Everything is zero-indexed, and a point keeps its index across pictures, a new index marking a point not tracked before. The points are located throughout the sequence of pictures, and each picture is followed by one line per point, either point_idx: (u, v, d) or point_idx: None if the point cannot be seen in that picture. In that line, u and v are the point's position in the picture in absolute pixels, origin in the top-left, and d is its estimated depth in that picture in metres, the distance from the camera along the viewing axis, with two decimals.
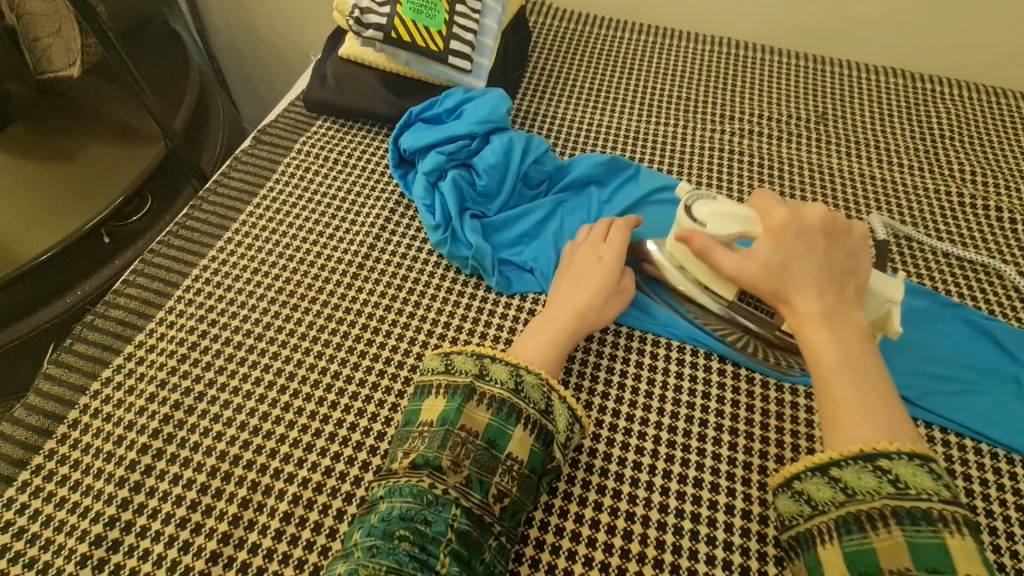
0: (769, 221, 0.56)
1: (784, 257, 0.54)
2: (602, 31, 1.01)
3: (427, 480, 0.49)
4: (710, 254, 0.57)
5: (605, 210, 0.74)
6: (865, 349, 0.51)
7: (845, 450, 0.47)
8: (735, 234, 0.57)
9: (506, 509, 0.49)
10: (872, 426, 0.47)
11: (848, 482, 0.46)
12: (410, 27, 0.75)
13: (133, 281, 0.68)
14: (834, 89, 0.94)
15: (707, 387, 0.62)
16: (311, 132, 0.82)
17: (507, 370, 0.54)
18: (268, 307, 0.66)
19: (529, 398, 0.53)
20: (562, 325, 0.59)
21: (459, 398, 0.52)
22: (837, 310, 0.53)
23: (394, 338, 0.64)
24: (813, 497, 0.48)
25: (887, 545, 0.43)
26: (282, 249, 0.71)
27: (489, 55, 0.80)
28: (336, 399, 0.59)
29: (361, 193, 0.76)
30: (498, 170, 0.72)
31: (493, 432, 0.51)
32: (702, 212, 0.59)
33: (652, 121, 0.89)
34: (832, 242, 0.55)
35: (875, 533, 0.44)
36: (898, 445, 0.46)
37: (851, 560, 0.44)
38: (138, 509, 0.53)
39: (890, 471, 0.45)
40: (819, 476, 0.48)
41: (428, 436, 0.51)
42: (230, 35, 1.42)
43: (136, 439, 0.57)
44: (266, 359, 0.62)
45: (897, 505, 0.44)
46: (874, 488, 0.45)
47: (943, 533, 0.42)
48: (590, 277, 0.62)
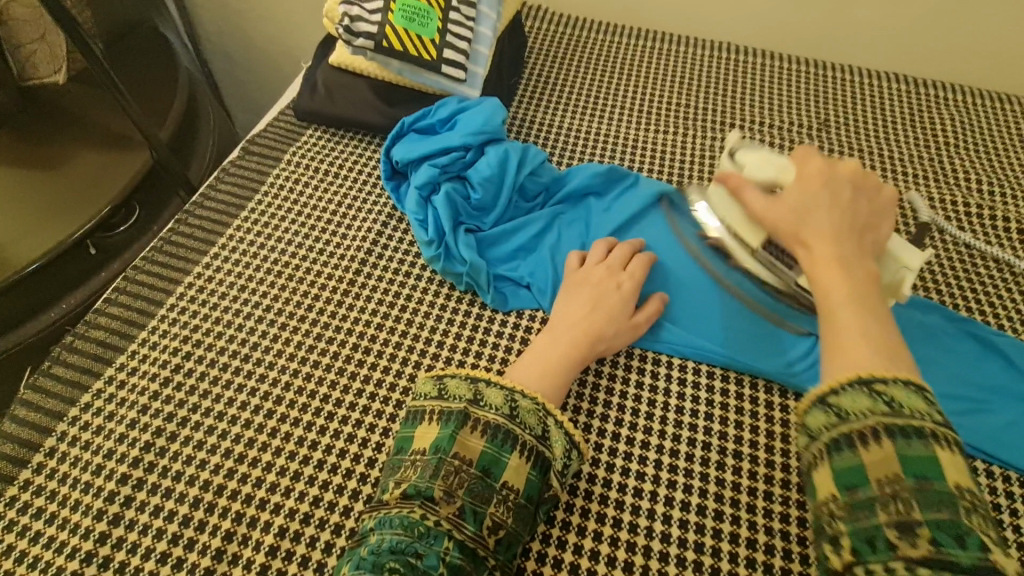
0: (801, 173, 0.57)
1: (808, 200, 0.55)
2: (600, 36, 0.99)
3: (419, 511, 0.46)
4: (744, 191, 0.59)
5: (603, 223, 0.72)
6: (874, 291, 0.49)
7: (844, 377, 0.43)
8: (770, 179, 0.60)
9: (501, 541, 0.47)
10: (877, 357, 0.44)
11: (841, 406, 0.43)
12: (402, 36, 0.73)
13: (115, 299, 0.66)
14: (836, 95, 0.93)
15: (709, 408, 0.60)
16: (301, 142, 0.80)
17: (502, 395, 0.52)
18: (255, 326, 0.64)
19: (525, 424, 0.51)
20: (568, 350, 0.57)
21: (451, 424, 0.50)
22: (854, 254, 0.52)
23: (386, 358, 0.62)
24: (807, 424, 0.45)
25: (877, 458, 0.40)
26: (270, 264, 0.69)
27: (483, 63, 0.78)
28: (326, 424, 0.57)
29: (352, 206, 0.74)
30: (493, 182, 0.69)
31: (488, 459, 0.49)
32: (745, 158, 0.64)
33: (651, 129, 0.87)
34: (859, 195, 0.56)
35: (865, 450, 0.41)
36: (895, 372, 0.42)
37: (838, 475, 0.41)
38: (117, 544, 0.51)
39: (886, 394, 0.42)
40: (813, 404, 0.45)
41: (421, 465, 0.49)
42: (221, 40, 1.39)
43: (116, 468, 0.55)
44: (252, 382, 0.60)
45: (891, 423, 0.41)
46: (868, 408, 0.42)
47: (936, 447, 0.39)
48: (605, 303, 0.61)
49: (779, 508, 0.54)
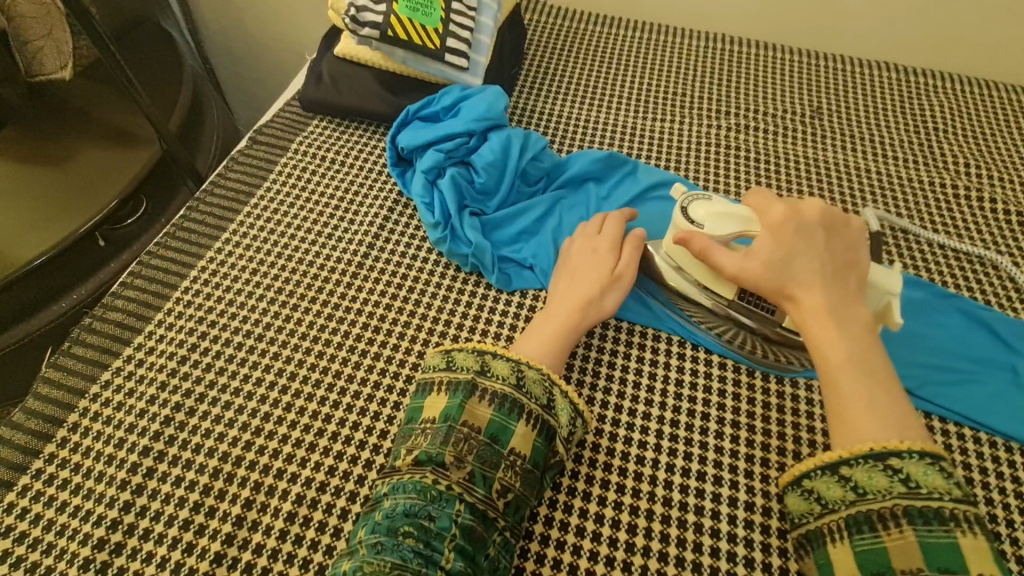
0: (769, 215, 0.58)
1: (785, 254, 0.55)
2: (598, 28, 1.02)
3: (430, 476, 0.48)
4: (710, 256, 0.57)
5: (603, 206, 0.75)
6: (868, 344, 0.52)
7: (855, 450, 0.48)
8: (732, 234, 0.58)
9: (510, 504, 0.49)
10: (879, 424, 0.48)
11: (859, 480, 0.47)
12: (407, 25, 0.75)
13: (131, 282, 0.68)
14: (828, 83, 0.95)
15: (708, 381, 0.62)
16: (308, 131, 0.82)
17: (509, 366, 0.54)
18: (267, 306, 0.66)
19: (531, 394, 0.53)
20: (561, 320, 0.59)
21: (460, 394, 0.52)
22: (842, 306, 0.53)
23: (395, 336, 0.64)
24: (824, 495, 0.49)
25: (899, 545, 0.44)
26: (281, 248, 0.71)
27: (485, 53, 0.80)
28: (339, 398, 0.59)
29: (359, 192, 0.76)
30: (496, 167, 0.72)
31: (496, 427, 0.51)
32: (697, 213, 0.60)
33: (649, 117, 0.89)
34: (831, 237, 0.57)
35: (886, 533, 0.45)
36: (909, 444, 0.46)
37: (861, 559, 0.45)
38: (141, 512, 0.53)
39: (901, 470, 0.46)
40: (830, 476, 0.49)
41: (431, 432, 0.51)
42: (224, 36, 1.41)
43: (137, 441, 0.57)
44: (267, 359, 0.62)
45: (909, 504, 0.45)
46: (885, 487, 0.46)
47: (956, 532, 0.43)
48: (584, 270, 0.63)
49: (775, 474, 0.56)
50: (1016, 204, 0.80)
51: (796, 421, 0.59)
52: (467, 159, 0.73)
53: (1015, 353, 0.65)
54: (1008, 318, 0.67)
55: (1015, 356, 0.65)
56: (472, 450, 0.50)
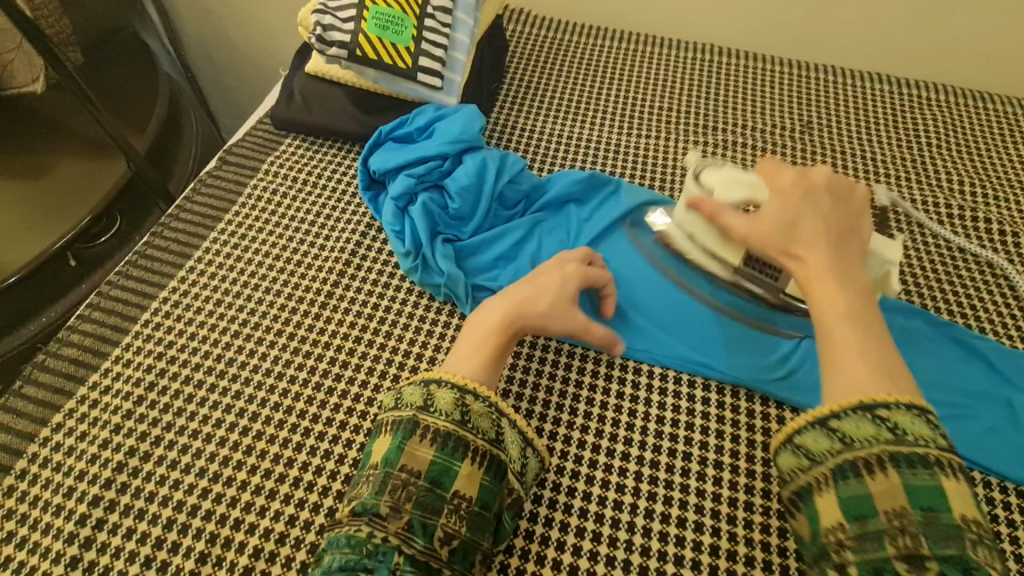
0: (777, 182, 0.58)
1: (791, 218, 0.55)
2: (583, 39, 0.99)
3: (366, 529, 0.46)
4: (721, 218, 0.59)
5: (584, 229, 0.72)
6: (869, 305, 0.51)
7: (846, 401, 0.46)
8: (742, 199, 0.60)
9: (455, 551, 0.46)
10: (873, 376, 0.47)
11: (847, 431, 0.45)
12: (376, 45, 0.72)
13: (88, 315, 0.65)
14: (819, 96, 0.92)
15: (690, 418, 0.60)
16: (279, 151, 0.79)
17: (449, 395, 0.51)
18: (230, 341, 0.63)
19: (478, 428, 0.50)
20: (503, 329, 0.55)
21: (401, 434, 0.50)
22: (845, 266, 0.53)
23: (364, 372, 0.61)
24: (811, 449, 0.47)
25: (884, 488, 0.43)
26: (247, 277, 0.68)
27: (460, 71, 0.77)
28: (303, 440, 0.57)
29: (330, 216, 0.73)
30: (470, 192, 0.69)
31: (438, 470, 0.48)
32: (710, 178, 0.62)
33: (634, 133, 0.86)
34: (837, 203, 0.56)
35: (871, 478, 0.43)
36: (898, 396, 0.45)
37: (846, 505, 0.44)
38: (88, 567, 0.50)
39: (889, 419, 0.45)
40: (817, 428, 0.47)
41: (371, 480, 0.48)
42: (205, 46, 1.38)
43: (87, 489, 0.54)
44: (228, 398, 0.59)
45: (895, 450, 0.44)
46: (872, 436, 0.44)
47: (939, 475, 0.43)
48: (553, 285, 0.59)
49: (758, 520, 0.54)
50: (1012, 224, 0.77)
51: None
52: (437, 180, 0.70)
53: (1011, 385, 0.62)
54: (1004, 348, 0.64)
55: (1011, 390, 0.62)
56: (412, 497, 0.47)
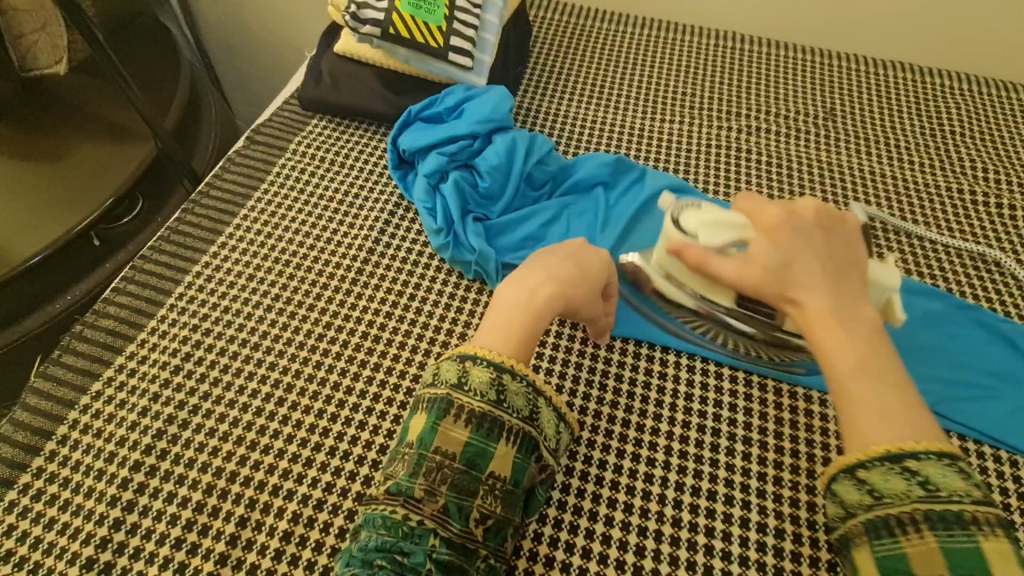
0: (761, 221, 0.52)
1: (784, 258, 0.50)
2: (605, 25, 0.99)
3: (402, 511, 0.46)
4: (706, 266, 0.52)
5: (611, 212, 0.73)
6: (880, 346, 0.47)
7: (871, 451, 0.43)
8: (730, 240, 0.53)
9: (490, 530, 0.47)
10: (893, 427, 0.43)
11: (875, 484, 0.42)
12: (409, 23, 0.73)
13: (123, 288, 0.66)
14: (842, 83, 0.92)
15: (718, 396, 0.61)
16: (306, 131, 0.79)
17: (485, 373, 0.49)
18: (263, 315, 0.64)
19: (513, 407, 0.49)
20: (530, 295, 0.53)
21: (436, 413, 0.49)
22: (847, 306, 0.48)
23: (395, 346, 0.62)
24: (841, 497, 0.44)
25: (920, 552, 0.39)
26: (278, 253, 0.69)
27: (490, 52, 0.77)
28: (338, 410, 0.58)
29: (359, 195, 0.74)
30: (500, 171, 0.70)
31: (472, 452, 0.48)
32: (689, 223, 0.55)
33: (657, 118, 0.86)
34: (830, 236, 0.52)
35: (906, 538, 0.40)
36: (925, 445, 0.42)
37: (882, 565, 0.40)
38: (131, 529, 0.51)
39: (919, 473, 0.41)
40: (844, 478, 0.44)
41: (406, 460, 0.48)
42: (223, 30, 1.38)
43: (128, 455, 0.55)
44: (263, 370, 0.60)
45: (928, 509, 0.40)
46: (903, 491, 0.41)
47: (978, 536, 0.39)
48: (586, 260, 0.57)
49: (786, 493, 0.55)
50: None
51: (810, 437, 0.58)
52: (469, 162, 0.71)
53: None
54: None
55: None
56: (450, 476, 0.47)
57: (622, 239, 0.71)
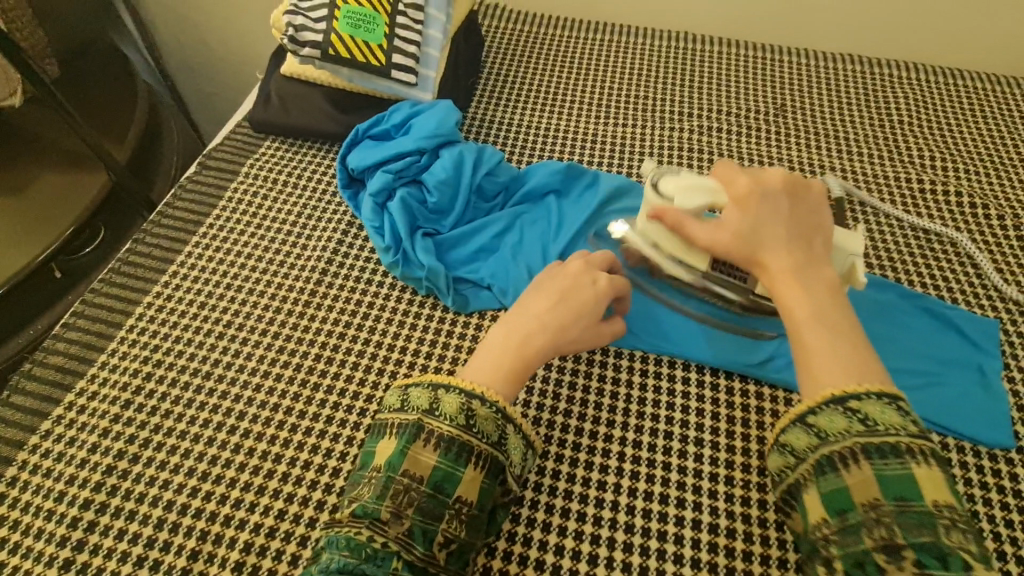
0: (733, 191, 0.58)
1: (750, 223, 0.55)
2: (558, 31, 1.00)
3: (366, 532, 0.46)
4: (685, 229, 0.58)
5: (564, 220, 0.73)
6: (834, 300, 0.51)
7: (821, 395, 0.47)
8: (703, 205, 0.58)
9: (453, 555, 0.47)
10: (843, 369, 0.47)
11: (822, 426, 0.46)
12: (348, 43, 0.74)
13: (73, 323, 0.65)
14: (791, 78, 0.94)
15: (671, 398, 0.62)
16: (258, 154, 0.79)
17: (454, 399, 0.50)
18: (215, 343, 0.64)
19: (482, 433, 0.49)
20: (524, 340, 0.54)
21: (406, 437, 0.49)
22: (806, 266, 0.53)
23: (349, 367, 0.62)
24: (794, 446, 0.48)
25: (858, 481, 0.44)
26: (230, 279, 0.68)
27: (434, 67, 0.78)
28: (291, 435, 0.58)
29: (311, 216, 0.74)
30: (449, 185, 0.70)
31: (440, 476, 0.48)
32: (667, 187, 0.61)
33: (611, 122, 0.87)
34: (795, 204, 0.57)
35: (847, 471, 0.44)
36: (868, 386, 0.46)
37: (826, 500, 0.44)
38: (82, 569, 0.51)
39: (860, 411, 0.45)
40: (796, 425, 0.48)
41: (372, 484, 0.48)
42: (185, 53, 1.38)
43: (77, 494, 0.54)
44: (215, 399, 0.60)
45: (866, 442, 0.44)
46: (845, 428, 0.45)
47: (910, 464, 0.43)
48: (576, 298, 0.57)
49: (736, 492, 0.56)
50: (982, 196, 0.79)
51: (759, 435, 0.59)
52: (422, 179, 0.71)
53: (982, 352, 0.64)
54: (974, 317, 0.66)
55: (983, 356, 0.64)
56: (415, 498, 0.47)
57: (577, 245, 0.71)
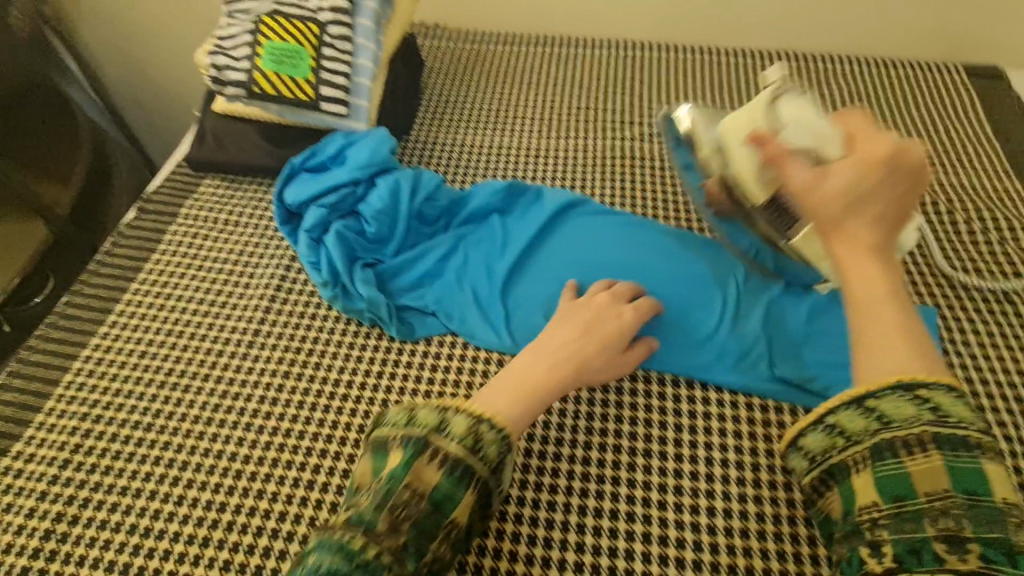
0: (865, 152, 0.48)
1: (866, 189, 0.47)
2: (497, 48, 1.00)
3: (360, 540, 0.41)
4: (781, 163, 0.52)
5: (509, 239, 0.71)
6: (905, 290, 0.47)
7: (882, 381, 0.42)
8: (809, 145, 0.52)
9: None
10: (912, 356, 0.43)
11: (884, 410, 0.42)
12: (274, 80, 0.74)
13: (9, 383, 0.64)
14: (729, 79, 0.95)
15: (619, 409, 0.61)
16: (198, 195, 0.79)
17: (464, 426, 0.47)
18: (156, 392, 0.63)
19: (487, 457, 0.46)
20: (551, 372, 0.54)
21: (412, 451, 0.45)
22: (890, 248, 0.47)
23: (294, 407, 0.61)
24: (846, 428, 0.44)
25: (925, 468, 0.39)
26: (170, 326, 0.67)
27: (366, 95, 0.77)
28: (238, 481, 0.57)
29: (253, 254, 0.73)
30: (386, 214, 0.70)
31: (441, 495, 0.44)
32: (788, 110, 0.57)
33: (553, 135, 0.88)
34: (918, 181, 0.47)
35: (910, 458, 0.40)
36: (938, 377, 0.42)
37: (884, 484, 0.40)
38: None
39: (930, 400, 0.41)
40: (852, 407, 0.44)
41: (372, 491, 0.44)
42: (132, 91, 1.36)
43: (15, 561, 0.53)
44: (157, 451, 0.59)
45: (936, 431, 0.40)
46: (911, 415, 0.41)
47: (980, 459, 0.39)
48: (599, 328, 0.58)
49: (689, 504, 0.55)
50: None
51: (707, 440, 0.59)
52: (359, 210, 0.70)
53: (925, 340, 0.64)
54: None
55: None
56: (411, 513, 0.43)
57: (523, 261, 0.69)
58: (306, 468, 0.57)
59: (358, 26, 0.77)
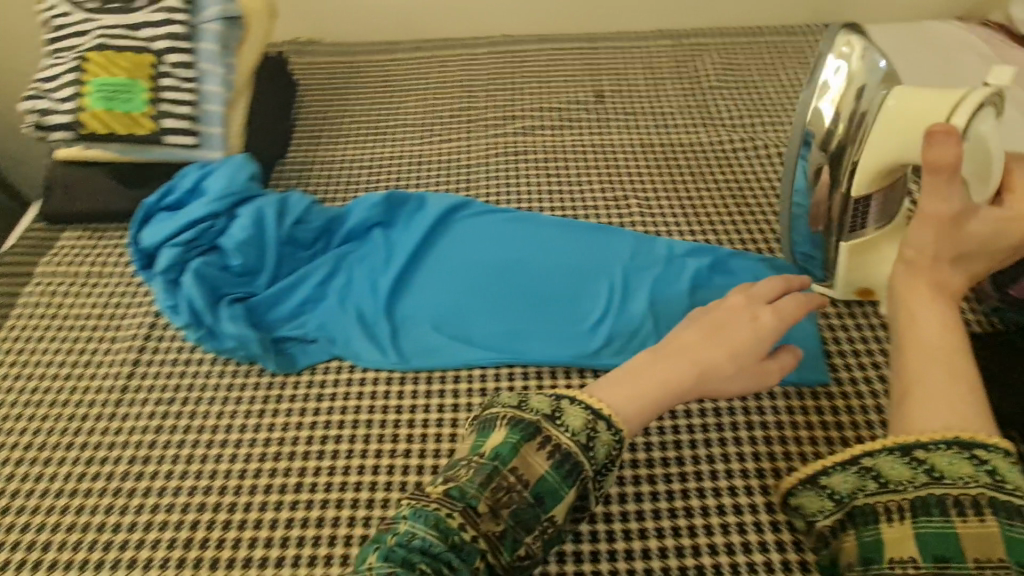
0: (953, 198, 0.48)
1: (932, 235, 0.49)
2: (370, 57, 0.97)
3: (457, 517, 0.39)
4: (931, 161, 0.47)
5: (391, 253, 0.70)
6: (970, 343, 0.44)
7: (939, 433, 0.39)
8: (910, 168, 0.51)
9: None
10: (976, 408, 0.40)
11: (882, 471, 0.41)
12: (109, 119, 0.70)
13: None
14: (605, 62, 0.95)
15: None
16: (55, 249, 0.73)
17: (581, 416, 0.43)
18: (14, 470, 0.58)
19: (598, 458, 0.42)
20: (676, 371, 0.47)
21: (522, 433, 0.41)
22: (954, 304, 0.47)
23: (171, 462, 0.58)
24: (886, 475, 0.40)
25: (974, 532, 0.37)
26: (27, 395, 0.62)
27: (218, 123, 0.74)
28: (115, 557, 0.53)
29: (119, 305, 0.68)
30: (253, 244, 0.67)
31: (544, 489, 0.41)
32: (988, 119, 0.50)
33: (433, 141, 0.86)
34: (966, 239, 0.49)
35: (961, 519, 0.38)
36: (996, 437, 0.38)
37: (927, 544, 0.38)
38: None
39: (988, 462, 0.38)
40: (897, 454, 0.40)
41: (474, 467, 0.41)
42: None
43: None
44: (16, 532, 0.54)
45: (993, 496, 0.37)
46: (968, 474, 0.38)
47: None
48: (730, 333, 0.51)
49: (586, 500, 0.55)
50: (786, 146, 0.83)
51: None
52: (217, 243, 0.67)
53: None
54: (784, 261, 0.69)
55: None
56: (510, 501, 0.40)
57: (407, 274, 0.69)
58: (191, 528, 0.54)
59: (199, 51, 0.73)
